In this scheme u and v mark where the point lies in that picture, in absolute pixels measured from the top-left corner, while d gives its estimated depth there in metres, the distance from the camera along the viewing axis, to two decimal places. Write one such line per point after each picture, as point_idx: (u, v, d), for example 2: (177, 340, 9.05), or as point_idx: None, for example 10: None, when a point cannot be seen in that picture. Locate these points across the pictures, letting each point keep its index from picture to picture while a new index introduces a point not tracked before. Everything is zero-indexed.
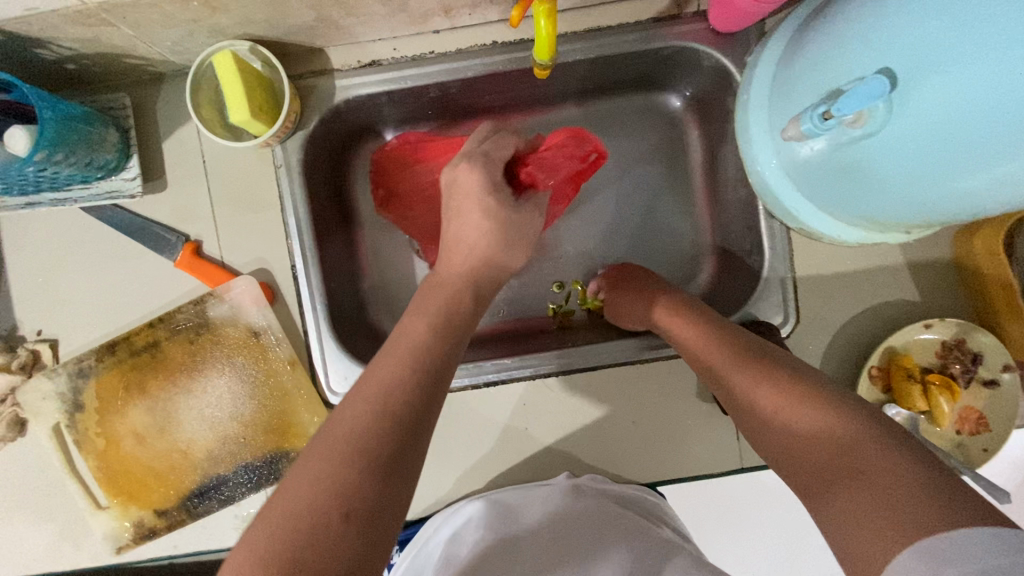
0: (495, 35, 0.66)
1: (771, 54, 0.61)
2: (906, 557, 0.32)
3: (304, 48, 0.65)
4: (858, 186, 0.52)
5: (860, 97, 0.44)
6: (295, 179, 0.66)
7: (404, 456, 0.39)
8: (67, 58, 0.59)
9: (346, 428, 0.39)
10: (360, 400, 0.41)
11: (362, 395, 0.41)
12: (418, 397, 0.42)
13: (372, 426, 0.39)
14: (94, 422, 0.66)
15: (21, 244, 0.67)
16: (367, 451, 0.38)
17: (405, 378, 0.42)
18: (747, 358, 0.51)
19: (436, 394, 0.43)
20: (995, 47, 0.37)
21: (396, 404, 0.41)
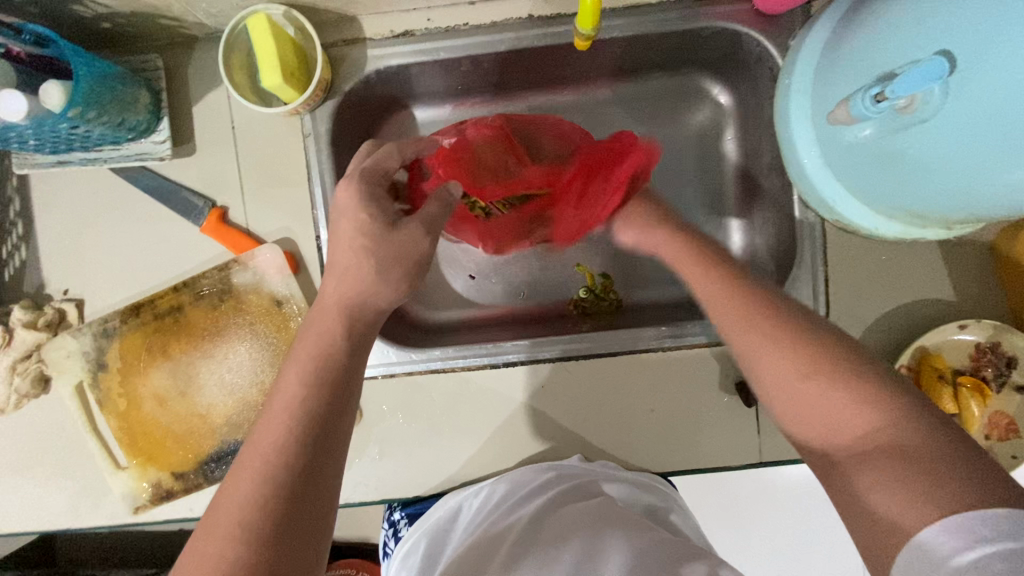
0: (531, 9, 0.65)
1: (821, 34, 0.59)
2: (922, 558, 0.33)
3: (338, 15, 0.64)
4: (901, 176, 0.50)
5: (914, 80, 0.42)
6: (323, 149, 0.65)
7: (329, 421, 0.45)
8: (102, 16, 0.59)
9: (283, 411, 0.45)
10: (293, 383, 0.46)
11: (300, 377, 0.47)
12: (343, 369, 0.48)
13: (308, 407, 0.45)
14: (116, 382, 0.67)
15: (51, 203, 0.67)
16: (305, 429, 0.44)
17: (340, 357, 0.48)
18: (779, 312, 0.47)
19: (356, 363, 0.49)
20: None
21: (327, 377, 0.47)
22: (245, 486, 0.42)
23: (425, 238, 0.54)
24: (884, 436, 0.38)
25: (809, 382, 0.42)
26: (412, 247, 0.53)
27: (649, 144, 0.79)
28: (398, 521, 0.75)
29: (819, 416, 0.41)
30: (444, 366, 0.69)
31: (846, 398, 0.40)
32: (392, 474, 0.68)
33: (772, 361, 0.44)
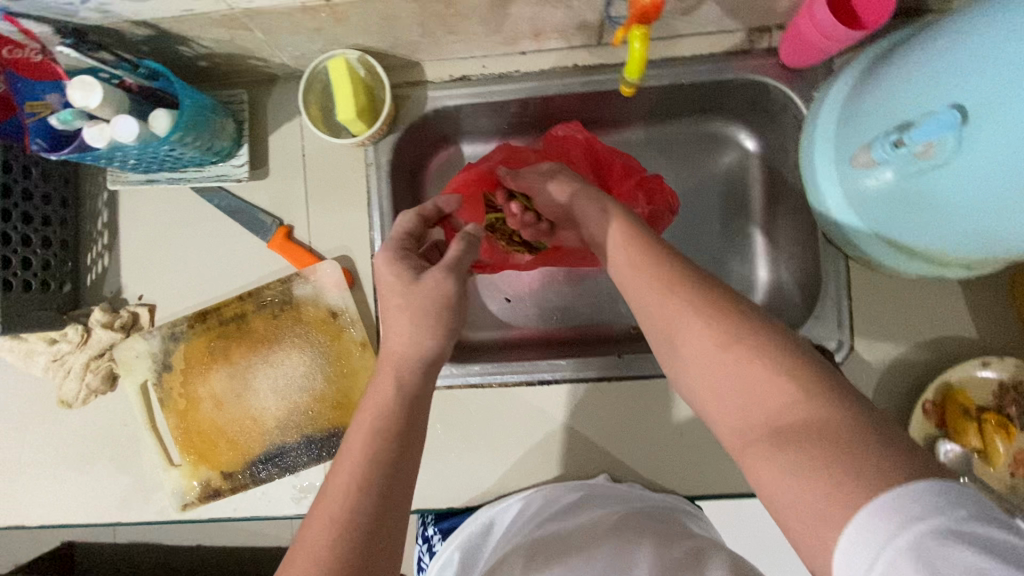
0: (576, 59, 0.72)
1: (842, 87, 0.64)
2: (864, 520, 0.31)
3: (404, 61, 0.72)
4: (921, 216, 0.55)
5: (930, 128, 0.47)
6: (383, 176, 0.72)
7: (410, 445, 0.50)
8: (201, 56, 0.67)
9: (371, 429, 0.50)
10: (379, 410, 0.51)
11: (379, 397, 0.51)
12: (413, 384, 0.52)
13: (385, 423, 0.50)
14: (178, 383, 0.72)
15: (135, 217, 0.75)
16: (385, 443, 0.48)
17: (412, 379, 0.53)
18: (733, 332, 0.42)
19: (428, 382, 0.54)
20: None
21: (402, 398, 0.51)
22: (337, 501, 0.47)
23: (447, 279, 0.58)
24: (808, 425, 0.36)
25: (736, 374, 0.41)
26: (437, 291, 0.57)
27: (679, 182, 0.84)
28: (431, 536, 0.77)
29: (733, 401, 0.41)
30: (482, 382, 0.73)
31: (773, 382, 0.39)
32: (428, 484, 0.71)
33: (719, 371, 0.42)
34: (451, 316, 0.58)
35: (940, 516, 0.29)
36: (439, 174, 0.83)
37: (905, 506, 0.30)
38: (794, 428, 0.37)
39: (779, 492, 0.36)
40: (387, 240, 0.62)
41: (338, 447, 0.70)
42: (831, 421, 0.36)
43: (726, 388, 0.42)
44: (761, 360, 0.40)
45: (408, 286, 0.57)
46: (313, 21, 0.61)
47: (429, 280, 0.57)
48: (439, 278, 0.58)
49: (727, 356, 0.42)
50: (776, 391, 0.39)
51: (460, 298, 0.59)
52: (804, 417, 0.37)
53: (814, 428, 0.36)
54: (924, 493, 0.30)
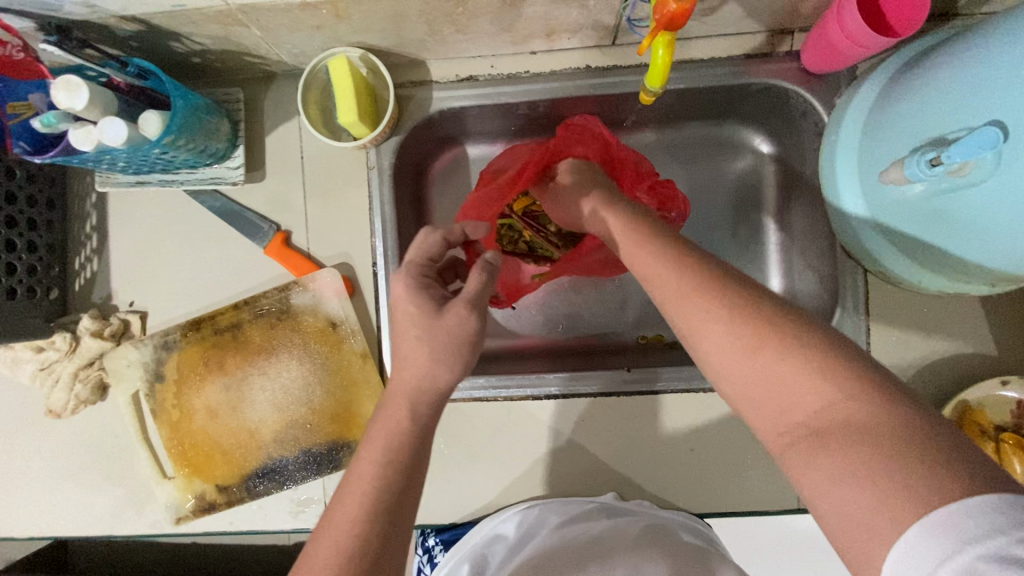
0: (589, 61, 0.69)
1: (867, 95, 0.62)
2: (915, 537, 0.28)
3: (408, 60, 0.69)
4: (950, 233, 0.52)
5: (970, 146, 0.44)
6: (385, 180, 0.69)
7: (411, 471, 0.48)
8: (195, 52, 0.64)
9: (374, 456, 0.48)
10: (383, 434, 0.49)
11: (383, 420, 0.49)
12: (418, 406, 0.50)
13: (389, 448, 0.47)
14: (171, 394, 0.69)
15: (126, 220, 0.71)
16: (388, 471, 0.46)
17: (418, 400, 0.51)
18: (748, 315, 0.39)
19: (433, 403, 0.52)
20: None
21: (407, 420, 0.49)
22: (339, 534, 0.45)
23: (470, 316, 0.55)
24: (857, 427, 0.32)
25: (766, 371, 0.37)
26: (460, 329, 0.55)
27: (691, 188, 0.82)
28: (432, 547, 0.72)
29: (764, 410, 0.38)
30: (486, 395, 0.71)
31: (810, 378, 0.35)
32: (429, 499, 0.69)
33: (745, 365, 0.38)
34: (471, 352, 0.55)
35: (997, 538, 0.26)
36: (443, 177, 0.80)
37: (959, 526, 0.27)
38: (837, 429, 0.33)
39: (819, 500, 0.33)
40: (406, 265, 0.60)
41: (338, 461, 0.67)
42: (879, 422, 0.32)
43: (752, 383, 0.38)
44: (796, 353, 0.36)
45: (429, 320, 0.55)
46: (314, 19, 0.58)
47: (450, 315, 0.55)
48: (461, 314, 0.56)
49: (756, 353, 0.38)
50: (813, 386, 0.35)
51: (480, 336, 0.56)
52: (847, 417, 0.33)
53: (860, 430, 0.32)
54: (981, 509, 0.27)
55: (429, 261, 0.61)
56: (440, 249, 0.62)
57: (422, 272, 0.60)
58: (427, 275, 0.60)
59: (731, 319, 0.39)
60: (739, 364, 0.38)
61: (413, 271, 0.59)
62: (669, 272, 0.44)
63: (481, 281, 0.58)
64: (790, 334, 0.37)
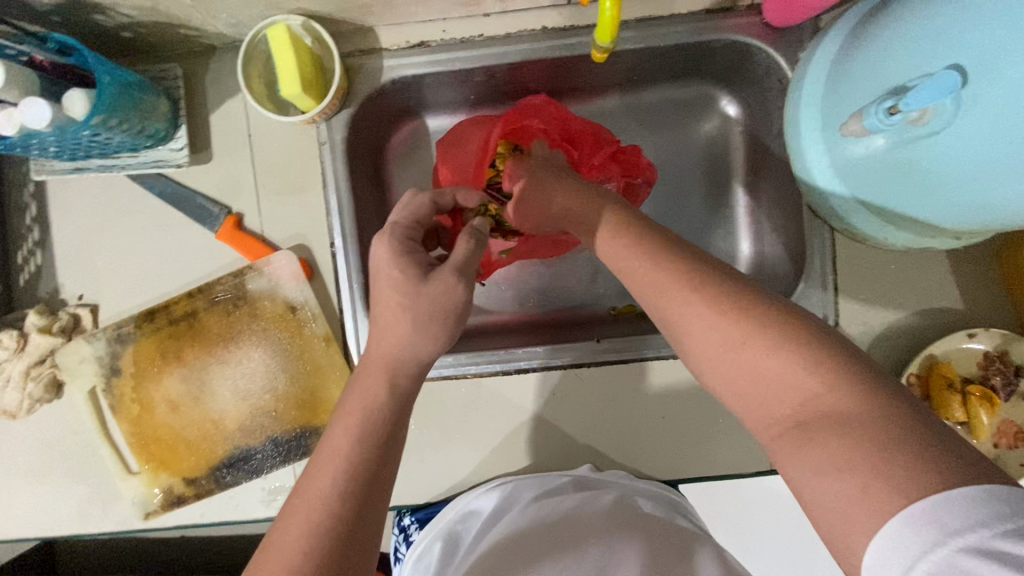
0: (545, 22, 0.66)
1: (829, 47, 0.60)
2: (898, 529, 0.30)
3: (355, 27, 0.65)
4: (913, 187, 0.52)
5: (929, 92, 0.43)
6: (338, 156, 0.66)
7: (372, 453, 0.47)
8: (124, 26, 0.60)
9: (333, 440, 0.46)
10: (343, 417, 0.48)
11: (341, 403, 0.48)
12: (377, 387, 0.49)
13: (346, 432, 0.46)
14: (130, 388, 0.67)
15: (67, 209, 0.68)
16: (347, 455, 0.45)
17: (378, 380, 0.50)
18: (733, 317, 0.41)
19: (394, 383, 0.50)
20: None
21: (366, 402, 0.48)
22: (299, 521, 0.44)
23: (458, 285, 0.53)
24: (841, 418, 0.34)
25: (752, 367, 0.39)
26: (446, 298, 0.53)
27: (658, 153, 0.80)
28: (407, 526, 0.74)
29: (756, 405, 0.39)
30: (456, 373, 0.70)
31: (793, 373, 0.37)
32: (401, 481, 0.69)
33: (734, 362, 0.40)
34: (453, 324, 0.54)
35: (978, 530, 0.28)
36: (403, 151, 0.77)
37: (941, 520, 0.29)
38: (820, 420, 0.35)
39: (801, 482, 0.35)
40: (391, 227, 0.56)
41: (307, 447, 0.66)
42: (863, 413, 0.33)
43: (740, 380, 0.40)
44: (784, 349, 0.38)
45: (414, 286, 0.52)
46: None
47: (437, 283, 0.52)
48: (447, 283, 0.53)
49: (746, 349, 0.39)
50: (798, 381, 0.36)
51: (465, 308, 0.55)
52: (831, 408, 0.35)
53: (840, 418, 0.34)
54: (964, 503, 0.28)
55: (417, 225, 0.58)
56: (429, 214, 0.59)
57: (408, 235, 0.56)
58: (412, 240, 0.56)
59: (716, 318, 0.41)
60: (726, 360, 0.40)
61: (398, 233, 0.56)
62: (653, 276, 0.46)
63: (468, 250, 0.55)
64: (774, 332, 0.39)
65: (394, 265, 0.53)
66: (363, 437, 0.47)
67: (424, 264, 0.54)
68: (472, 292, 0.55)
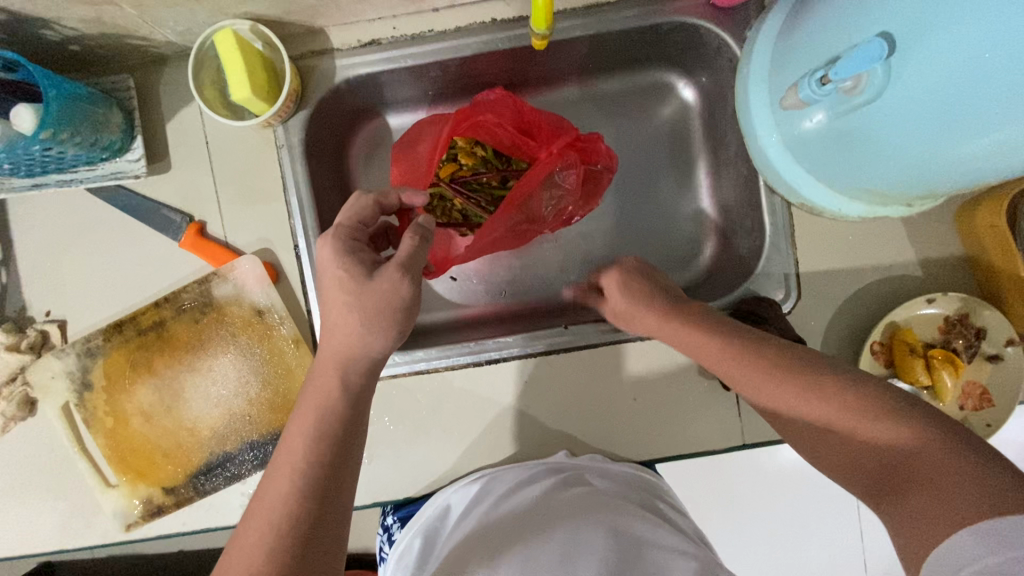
0: (494, 13, 0.66)
1: (773, 22, 0.61)
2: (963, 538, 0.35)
3: (305, 28, 0.65)
4: (856, 156, 0.53)
5: (857, 60, 0.44)
6: (296, 159, 0.66)
7: None
8: (71, 39, 0.60)
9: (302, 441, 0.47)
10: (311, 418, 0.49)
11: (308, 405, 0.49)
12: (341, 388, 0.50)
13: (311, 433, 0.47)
14: (103, 401, 0.67)
15: (28, 226, 0.68)
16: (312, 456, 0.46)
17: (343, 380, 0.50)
18: (787, 372, 0.51)
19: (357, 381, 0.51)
20: (975, 12, 0.37)
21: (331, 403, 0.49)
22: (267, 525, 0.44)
23: (404, 281, 0.54)
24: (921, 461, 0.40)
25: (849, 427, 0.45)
26: (392, 294, 0.54)
27: (619, 139, 0.80)
28: (391, 525, 0.74)
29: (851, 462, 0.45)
30: (428, 368, 0.70)
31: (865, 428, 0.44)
32: (380, 479, 0.69)
33: (835, 426, 0.47)
34: (403, 319, 0.55)
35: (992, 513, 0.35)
36: (365, 150, 0.77)
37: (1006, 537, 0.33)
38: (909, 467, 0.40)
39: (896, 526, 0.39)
40: (335, 228, 0.57)
41: None
42: (936, 454, 0.39)
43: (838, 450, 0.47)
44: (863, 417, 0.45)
45: (358, 285, 0.53)
46: None
47: (381, 280, 0.53)
48: (394, 279, 0.54)
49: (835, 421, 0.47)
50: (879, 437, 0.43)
51: (414, 302, 0.55)
52: (910, 450, 0.41)
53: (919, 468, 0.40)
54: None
55: (360, 225, 0.59)
56: (373, 214, 0.60)
57: (352, 235, 0.57)
58: (357, 240, 0.57)
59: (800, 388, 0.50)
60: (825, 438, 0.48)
61: (341, 234, 0.57)
62: (746, 363, 0.54)
63: (412, 247, 0.56)
64: (838, 395, 0.47)
65: (353, 266, 0.54)
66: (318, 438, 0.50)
67: (368, 262, 0.55)
68: (420, 287, 0.56)
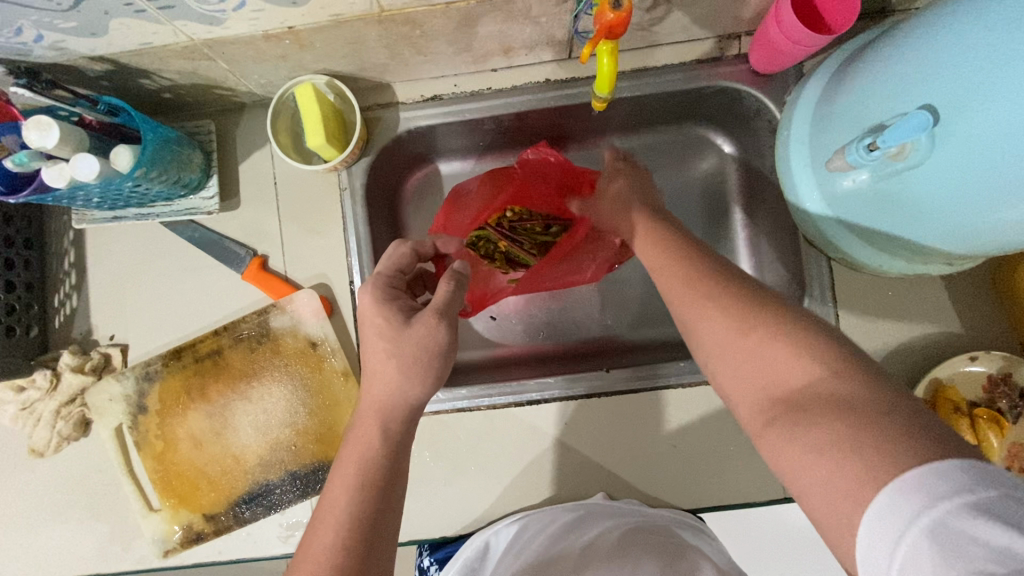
0: (548, 74, 0.71)
1: (813, 90, 0.64)
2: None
3: (374, 84, 0.71)
4: (900, 215, 0.55)
5: (904, 130, 0.46)
6: (358, 202, 0.70)
7: None
8: (165, 88, 0.66)
9: None
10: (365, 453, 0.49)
11: None
12: None
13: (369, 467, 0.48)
14: (155, 425, 0.69)
15: (103, 254, 0.72)
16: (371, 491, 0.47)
17: None
18: None
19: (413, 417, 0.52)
20: (1021, 91, 0.40)
21: None
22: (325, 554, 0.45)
23: (439, 327, 0.57)
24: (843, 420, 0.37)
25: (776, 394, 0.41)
26: (429, 340, 0.56)
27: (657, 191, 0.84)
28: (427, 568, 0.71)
29: None
30: (469, 406, 0.71)
31: None
32: (416, 514, 0.69)
33: None
34: (440, 366, 0.57)
35: (962, 494, 0.30)
36: (417, 194, 0.82)
37: (929, 485, 0.31)
38: None
39: None
40: (374, 278, 0.60)
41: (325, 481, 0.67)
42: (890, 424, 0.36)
43: None
44: None
45: (396, 332, 0.56)
46: (277, 49, 0.60)
47: (420, 326, 0.56)
48: (430, 325, 0.57)
49: None
50: None
51: (450, 347, 0.57)
52: None
53: None
54: (947, 471, 0.31)
55: (398, 274, 0.62)
56: (410, 263, 0.64)
57: (389, 283, 0.60)
58: (394, 287, 0.61)
59: None
60: None
61: (378, 283, 0.60)
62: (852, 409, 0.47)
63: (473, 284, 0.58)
64: None
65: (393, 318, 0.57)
66: (374, 478, 0.50)
67: (406, 309, 0.58)
68: (454, 333, 0.58)
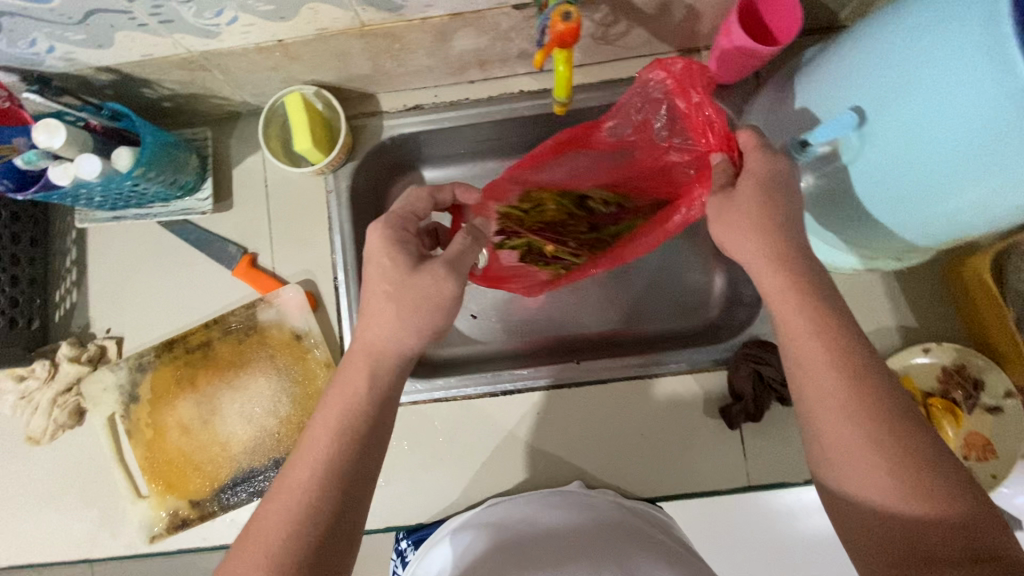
0: (522, 85, 0.77)
1: (765, 99, 0.69)
2: None
3: (360, 94, 0.76)
4: (842, 211, 0.59)
5: (834, 128, 0.50)
6: (343, 203, 0.75)
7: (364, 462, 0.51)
8: (165, 97, 0.71)
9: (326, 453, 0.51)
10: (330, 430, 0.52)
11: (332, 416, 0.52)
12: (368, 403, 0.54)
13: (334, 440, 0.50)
14: (146, 414, 0.73)
15: (103, 253, 0.77)
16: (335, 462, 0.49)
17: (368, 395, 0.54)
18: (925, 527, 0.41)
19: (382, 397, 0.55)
20: (930, 90, 0.44)
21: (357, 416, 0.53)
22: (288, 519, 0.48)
23: (447, 279, 0.57)
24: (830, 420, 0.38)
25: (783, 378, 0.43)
26: (433, 290, 0.56)
27: None
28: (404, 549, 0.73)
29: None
30: (446, 396, 0.74)
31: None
32: (394, 501, 0.72)
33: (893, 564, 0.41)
34: (440, 319, 0.57)
35: None
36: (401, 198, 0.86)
37: None
38: None
39: None
40: (386, 216, 0.60)
41: None
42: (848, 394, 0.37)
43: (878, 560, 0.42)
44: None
45: (401, 276, 0.56)
46: (269, 60, 0.65)
47: (425, 275, 0.56)
48: (437, 276, 0.57)
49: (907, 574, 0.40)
50: None
51: (455, 301, 0.57)
52: None
53: None
54: None
55: (413, 216, 0.62)
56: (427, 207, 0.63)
57: (403, 227, 0.60)
58: (406, 232, 0.60)
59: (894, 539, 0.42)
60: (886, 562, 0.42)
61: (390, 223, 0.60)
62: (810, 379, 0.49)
63: None
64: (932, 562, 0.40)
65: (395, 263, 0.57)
66: None
67: (414, 256, 0.58)
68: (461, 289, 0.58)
